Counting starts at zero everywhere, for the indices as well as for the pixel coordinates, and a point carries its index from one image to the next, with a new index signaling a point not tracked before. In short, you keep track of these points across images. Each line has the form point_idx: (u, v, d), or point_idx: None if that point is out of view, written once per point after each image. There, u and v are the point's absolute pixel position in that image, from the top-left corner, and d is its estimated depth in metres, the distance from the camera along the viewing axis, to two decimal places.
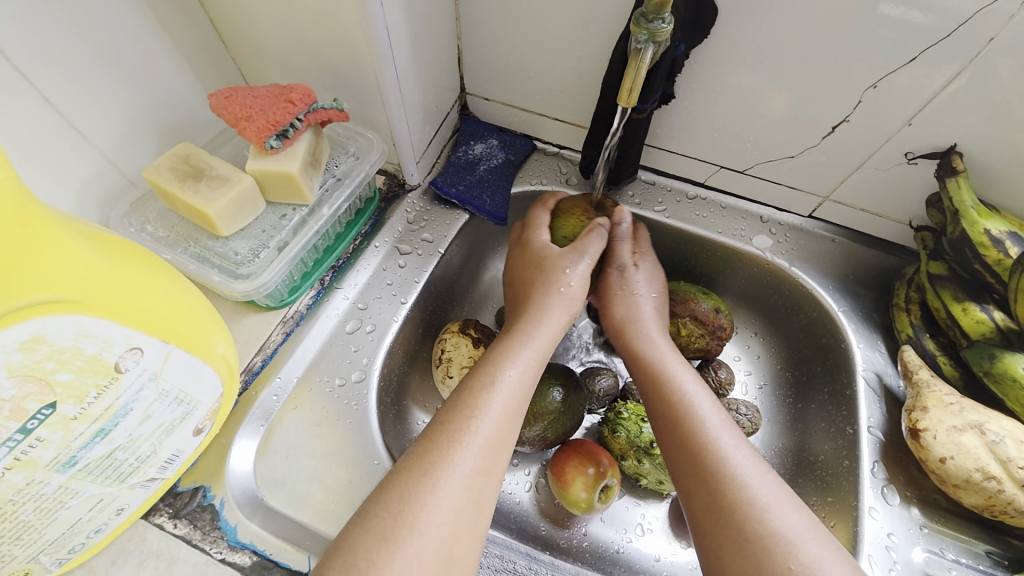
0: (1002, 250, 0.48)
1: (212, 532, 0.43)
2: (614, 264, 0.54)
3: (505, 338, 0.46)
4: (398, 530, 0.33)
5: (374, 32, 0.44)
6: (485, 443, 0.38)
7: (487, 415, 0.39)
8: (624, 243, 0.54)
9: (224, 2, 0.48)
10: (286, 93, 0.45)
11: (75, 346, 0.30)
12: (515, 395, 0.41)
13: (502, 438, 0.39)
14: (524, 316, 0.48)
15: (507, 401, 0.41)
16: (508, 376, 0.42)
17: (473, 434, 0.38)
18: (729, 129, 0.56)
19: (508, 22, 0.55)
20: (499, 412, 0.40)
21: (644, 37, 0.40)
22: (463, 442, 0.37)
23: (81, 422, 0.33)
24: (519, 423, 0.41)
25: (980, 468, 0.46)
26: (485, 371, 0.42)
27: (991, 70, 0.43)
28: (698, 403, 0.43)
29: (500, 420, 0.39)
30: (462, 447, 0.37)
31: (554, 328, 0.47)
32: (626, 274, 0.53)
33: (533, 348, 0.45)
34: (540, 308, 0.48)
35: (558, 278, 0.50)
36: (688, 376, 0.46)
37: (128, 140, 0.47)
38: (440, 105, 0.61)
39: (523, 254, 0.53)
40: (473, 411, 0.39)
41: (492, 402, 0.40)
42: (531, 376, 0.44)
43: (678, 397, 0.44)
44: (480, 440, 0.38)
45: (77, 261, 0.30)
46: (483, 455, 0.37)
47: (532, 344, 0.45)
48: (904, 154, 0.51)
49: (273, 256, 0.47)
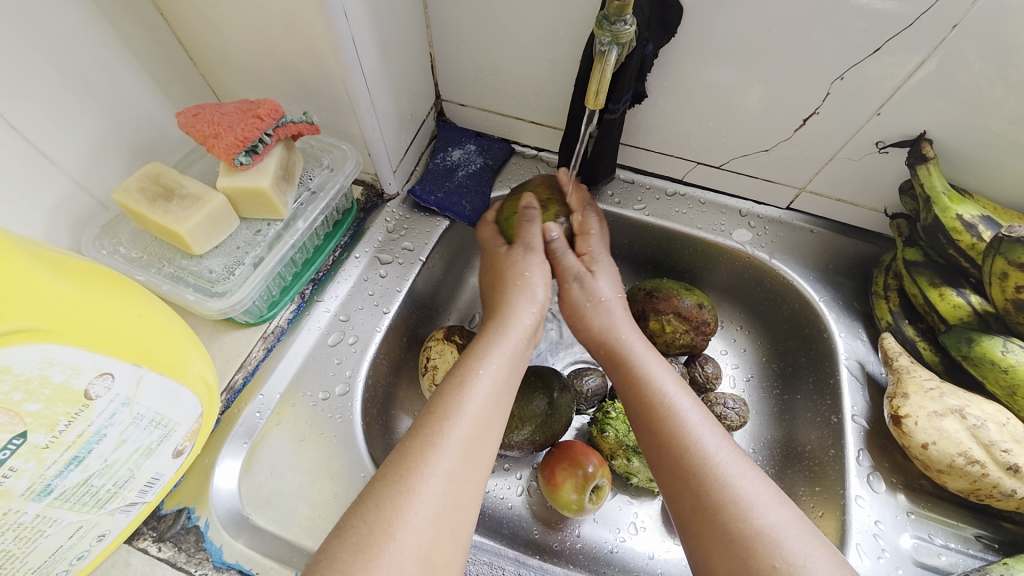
0: (975, 234, 0.49)
1: (197, 553, 0.43)
2: (570, 277, 0.52)
3: (476, 340, 0.46)
4: (375, 539, 0.32)
5: (341, 43, 0.44)
6: (460, 446, 0.38)
7: (461, 418, 0.39)
8: (568, 255, 0.52)
9: (190, 20, 0.48)
10: (254, 109, 0.45)
11: (42, 374, 0.30)
12: (489, 395, 0.41)
13: (477, 440, 0.39)
14: (495, 315, 0.48)
15: (482, 402, 0.40)
16: (482, 377, 0.42)
17: (447, 437, 0.37)
18: (703, 126, 0.57)
19: (478, 28, 0.55)
20: (473, 413, 0.39)
21: (608, 39, 0.40)
22: (438, 446, 0.37)
23: (53, 450, 0.32)
24: (495, 424, 0.41)
25: (962, 452, 0.46)
26: (458, 373, 0.42)
27: (952, 57, 0.43)
28: (679, 403, 0.43)
29: (475, 421, 0.39)
30: (438, 451, 0.37)
31: (524, 325, 0.47)
32: (585, 283, 0.51)
33: (507, 347, 0.45)
34: (510, 307, 0.48)
35: (513, 273, 0.50)
36: (667, 375, 0.46)
37: (97, 162, 0.47)
38: (414, 113, 0.61)
39: (487, 268, 0.53)
40: (445, 414, 0.39)
41: (466, 404, 0.40)
42: (507, 375, 0.43)
43: (658, 398, 0.44)
44: (454, 442, 0.37)
45: (41, 288, 0.30)
46: (459, 457, 0.37)
47: (506, 344, 0.45)
48: (875, 144, 0.52)
49: (248, 272, 0.47)
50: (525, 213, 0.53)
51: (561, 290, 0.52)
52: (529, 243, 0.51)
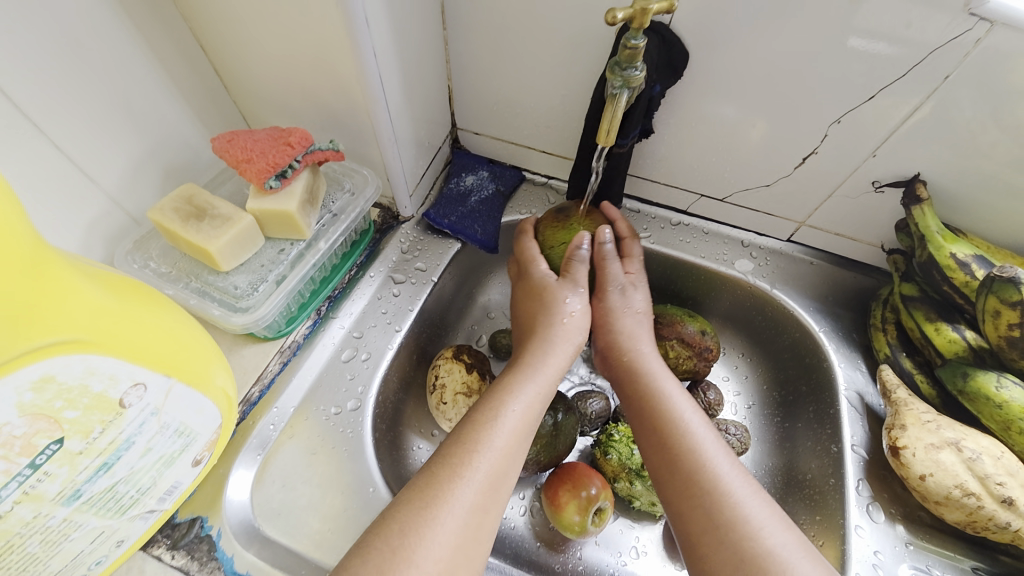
0: (968, 272, 0.50)
1: (209, 562, 0.44)
2: (612, 285, 0.53)
3: (509, 371, 0.47)
4: (397, 562, 0.34)
5: (368, 78, 0.47)
6: (485, 479, 0.39)
7: (489, 451, 0.40)
8: (613, 261, 0.53)
9: (227, 52, 0.51)
10: (285, 136, 0.48)
11: (83, 383, 0.31)
12: (518, 430, 0.42)
13: (502, 473, 0.40)
14: (529, 348, 0.49)
15: (509, 436, 0.41)
16: (513, 411, 0.43)
17: (474, 470, 0.39)
18: (707, 160, 0.59)
19: (494, 64, 0.58)
20: (501, 447, 0.40)
21: (619, 83, 0.43)
22: (465, 478, 0.38)
23: (86, 455, 0.34)
24: (522, 454, 0.42)
25: (958, 485, 0.47)
26: (488, 406, 0.43)
27: (942, 104, 0.46)
28: (690, 422, 0.44)
29: (501, 455, 0.40)
30: (463, 483, 0.38)
31: (559, 365, 0.48)
32: (626, 293, 0.53)
33: (537, 383, 0.46)
34: (546, 343, 0.49)
35: (558, 310, 0.50)
36: (679, 394, 0.47)
37: (134, 181, 0.49)
38: (431, 140, 0.64)
39: (525, 291, 0.54)
40: (475, 447, 0.40)
41: (494, 436, 0.41)
42: (536, 410, 0.45)
43: (670, 417, 0.45)
44: (480, 476, 0.39)
45: (87, 302, 0.32)
46: (482, 490, 0.38)
47: (538, 378, 0.46)
48: (871, 183, 0.54)
49: (271, 289, 0.49)
50: (576, 253, 0.52)
51: (600, 296, 0.53)
52: (578, 282, 0.52)
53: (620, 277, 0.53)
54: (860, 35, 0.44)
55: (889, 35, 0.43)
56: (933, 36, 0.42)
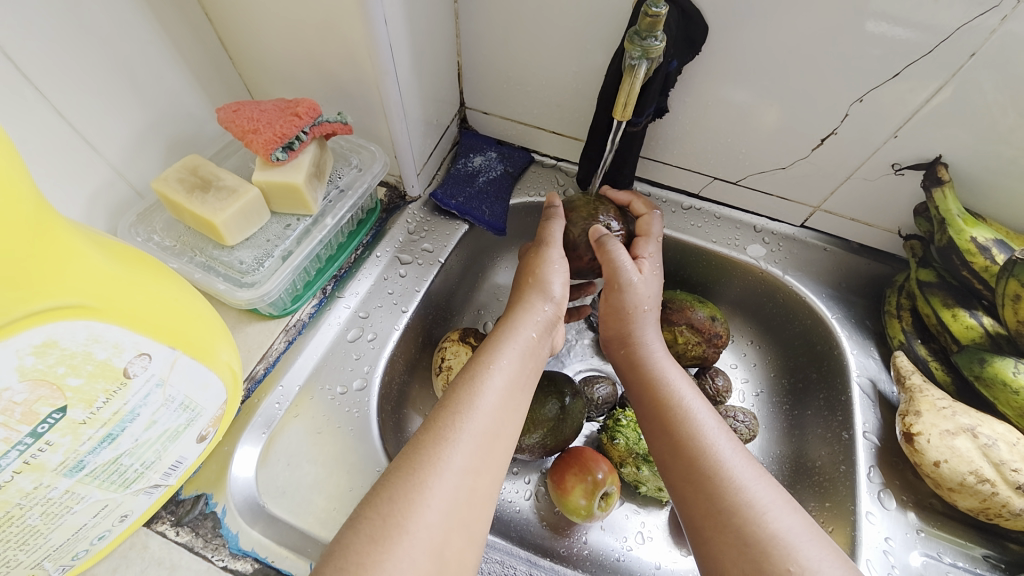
0: (988, 257, 0.50)
1: (214, 539, 0.44)
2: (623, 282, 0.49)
3: (493, 335, 0.46)
4: (388, 531, 0.33)
5: (378, 49, 0.46)
6: (473, 442, 0.38)
7: (474, 413, 0.39)
8: (624, 252, 0.49)
9: (231, 19, 0.49)
10: (293, 107, 0.47)
11: (86, 350, 0.31)
12: (503, 390, 0.41)
13: (490, 435, 0.39)
14: (512, 313, 0.48)
15: (496, 397, 0.41)
16: (496, 372, 0.42)
17: (462, 431, 0.38)
18: (722, 142, 0.58)
19: (506, 38, 0.56)
20: (488, 408, 0.40)
21: (638, 53, 0.42)
22: (451, 441, 0.37)
23: (90, 426, 0.33)
24: (509, 415, 0.41)
25: (973, 471, 0.47)
26: (473, 368, 0.42)
27: (974, 83, 0.44)
28: (692, 407, 0.44)
29: (489, 416, 0.40)
30: (451, 445, 0.37)
31: (540, 323, 0.47)
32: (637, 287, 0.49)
33: (521, 342, 0.45)
34: (527, 306, 0.48)
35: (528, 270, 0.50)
36: (681, 380, 0.47)
37: (137, 152, 0.48)
38: (439, 119, 0.62)
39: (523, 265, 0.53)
40: (460, 409, 0.39)
41: (478, 399, 0.40)
42: (520, 372, 0.44)
43: (671, 401, 0.45)
44: (467, 437, 0.38)
45: (91, 268, 0.31)
46: (472, 452, 0.37)
47: (519, 341, 0.45)
48: (891, 166, 0.52)
49: (277, 265, 0.49)
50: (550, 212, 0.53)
51: (610, 293, 0.50)
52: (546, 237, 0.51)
53: (633, 269, 0.49)
54: (878, 17, 0.42)
55: (906, 19, 0.42)
56: (955, 18, 0.41)
